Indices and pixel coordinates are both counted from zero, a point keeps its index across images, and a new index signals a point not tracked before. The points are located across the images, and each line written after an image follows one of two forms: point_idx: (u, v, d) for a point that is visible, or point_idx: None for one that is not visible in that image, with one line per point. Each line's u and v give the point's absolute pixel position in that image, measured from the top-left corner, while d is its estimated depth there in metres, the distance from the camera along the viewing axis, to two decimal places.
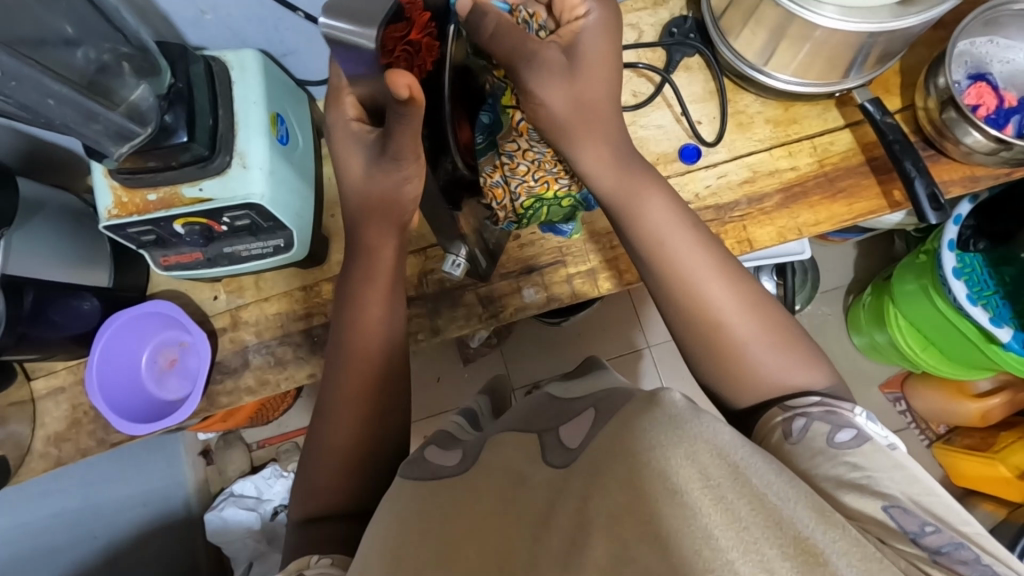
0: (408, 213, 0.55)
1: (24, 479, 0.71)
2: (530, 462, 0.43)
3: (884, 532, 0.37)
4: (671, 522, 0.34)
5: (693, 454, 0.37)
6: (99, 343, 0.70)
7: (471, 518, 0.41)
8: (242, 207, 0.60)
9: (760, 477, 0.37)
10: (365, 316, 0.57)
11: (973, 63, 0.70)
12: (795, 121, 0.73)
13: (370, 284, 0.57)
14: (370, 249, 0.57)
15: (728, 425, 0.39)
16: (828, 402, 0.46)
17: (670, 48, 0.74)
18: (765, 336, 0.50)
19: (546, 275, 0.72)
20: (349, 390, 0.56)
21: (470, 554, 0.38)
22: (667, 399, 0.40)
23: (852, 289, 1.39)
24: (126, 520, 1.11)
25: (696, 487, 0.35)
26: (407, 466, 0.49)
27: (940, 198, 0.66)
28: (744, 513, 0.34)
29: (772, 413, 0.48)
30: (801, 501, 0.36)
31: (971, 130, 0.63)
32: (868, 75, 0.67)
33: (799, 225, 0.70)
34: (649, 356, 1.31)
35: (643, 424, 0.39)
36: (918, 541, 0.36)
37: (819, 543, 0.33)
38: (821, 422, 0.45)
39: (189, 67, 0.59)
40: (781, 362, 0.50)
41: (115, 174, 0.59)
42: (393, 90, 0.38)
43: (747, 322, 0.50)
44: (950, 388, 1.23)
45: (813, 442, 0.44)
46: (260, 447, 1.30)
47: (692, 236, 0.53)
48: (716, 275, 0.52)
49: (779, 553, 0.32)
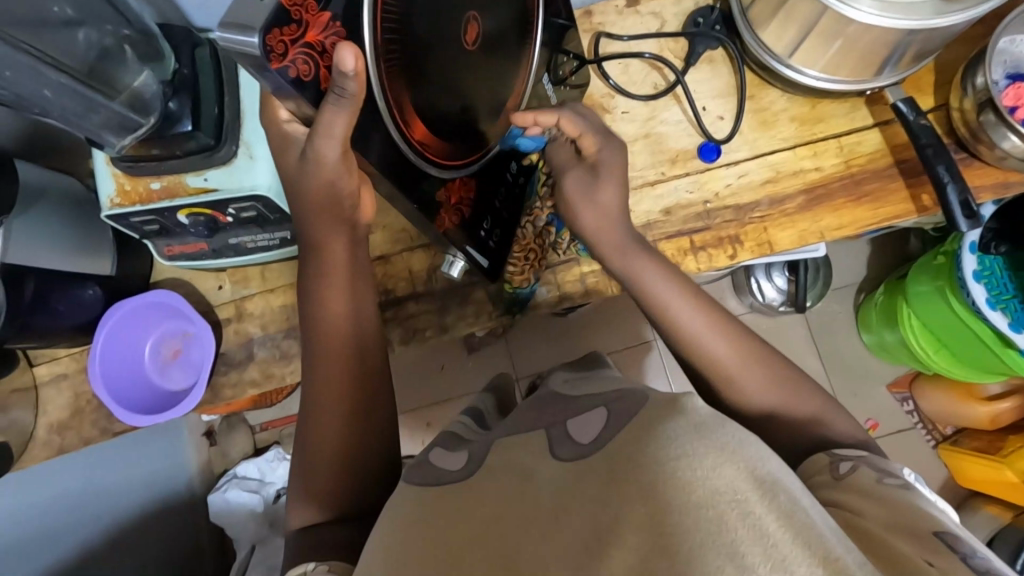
0: (353, 207, 0.51)
1: (27, 466, 0.71)
2: (537, 457, 0.42)
3: (930, 555, 0.35)
4: (695, 537, 0.33)
5: (720, 466, 0.35)
6: (102, 332, 0.69)
7: (485, 519, 0.39)
8: (249, 198, 0.57)
9: (791, 496, 0.35)
10: (327, 311, 0.55)
11: (1012, 62, 0.66)
12: (822, 119, 0.70)
13: (328, 278, 0.55)
14: (318, 246, 0.53)
15: (758, 438, 0.38)
16: (872, 458, 0.49)
17: (693, 39, 0.71)
18: (772, 386, 0.55)
19: (559, 274, 0.71)
20: (336, 392, 0.55)
21: (475, 563, 0.37)
22: (692, 405, 0.39)
23: (865, 287, 1.37)
24: (128, 501, 1.12)
25: (722, 500, 0.34)
26: (411, 470, 0.48)
27: (973, 206, 0.63)
28: (771, 529, 0.33)
29: (819, 457, 0.50)
30: (826, 522, 0.35)
31: (1008, 134, 0.61)
32: (902, 73, 0.64)
33: (821, 228, 0.68)
34: (656, 351, 1.30)
35: (669, 429, 0.38)
36: (967, 560, 0.35)
37: (849, 565, 0.31)
38: (868, 468, 0.47)
39: (194, 51, 0.56)
40: (786, 398, 0.56)
41: (117, 162, 0.56)
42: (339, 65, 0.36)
43: (755, 372, 0.55)
44: (959, 391, 1.21)
45: (863, 479, 0.46)
46: (262, 430, 1.33)
47: (680, 286, 0.57)
48: (688, 301, 0.57)
49: (808, 572, 0.31)
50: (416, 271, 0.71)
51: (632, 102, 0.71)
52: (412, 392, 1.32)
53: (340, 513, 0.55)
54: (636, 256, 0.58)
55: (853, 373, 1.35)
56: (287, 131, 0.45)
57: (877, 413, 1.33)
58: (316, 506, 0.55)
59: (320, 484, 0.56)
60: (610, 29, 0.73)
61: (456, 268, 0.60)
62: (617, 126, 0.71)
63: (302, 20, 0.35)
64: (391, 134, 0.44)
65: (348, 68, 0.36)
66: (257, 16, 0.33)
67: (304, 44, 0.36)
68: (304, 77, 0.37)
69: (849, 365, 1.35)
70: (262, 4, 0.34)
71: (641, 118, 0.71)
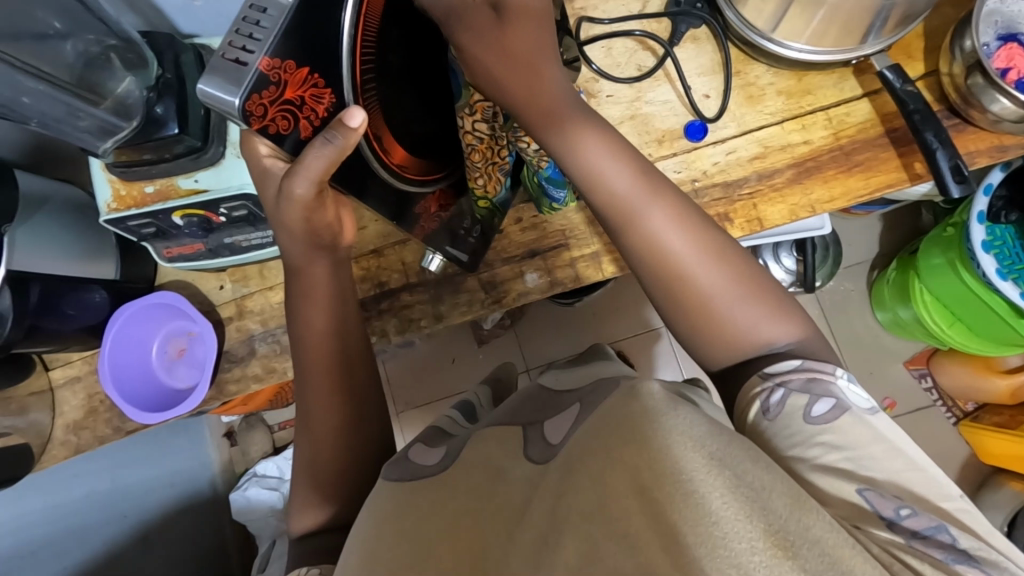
0: (322, 221, 0.52)
1: (47, 465, 0.74)
2: (510, 457, 0.45)
3: (859, 518, 0.39)
4: (638, 521, 0.35)
5: (666, 448, 0.37)
6: (110, 333, 0.71)
7: (446, 518, 0.42)
8: (238, 198, 0.59)
9: (741, 467, 0.37)
10: (313, 331, 0.57)
11: (1004, 23, 0.65)
12: (809, 91, 0.69)
13: (308, 303, 0.57)
14: (308, 276, 0.56)
15: (704, 418, 0.39)
16: (808, 369, 0.48)
17: (675, 18, 0.70)
18: (732, 287, 0.52)
19: (549, 259, 0.72)
20: (319, 393, 0.57)
21: (442, 554, 0.39)
22: (647, 390, 0.41)
23: (877, 264, 1.34)
24: (155, 500, 1.13)
25: (667, 482, 0.35)
26: (390, 466, 0.49)
27: (963, 171, 0.63)
28: (714, 507, 0.34)
29: (753, 382, 0.49)
30: (777, 488, 0.36)
31: (998, 96, 0.60)
32: (887, 40, 0.63)
33: (813, 201, 0.67)
34: (665, 338, 1.32)
35: (623, 414, 0.40)
36: (894, 525, 0.38)
37: (793, 535, 0.33)
38: (799, 394, 0.46)
39: (178, 56, 0.58)
40: (749, 315, 0.52)
41: (113, 168, 0.58)
42: (348, 119, 0.40)
43: (715, 274, 0.52)
44: (978, 365, 1.19)
45: (791, 419, 0.45)
46: (281, 429, 1.35)
47: (671, 198, 0.53)
48: (660, 204, 0.53)
49: (748, 547, 0.32)
50: (410, 262, 0.72)
51: (617, 84, 0.71)
52: (423, 386, 1.34)
53: (338, 500, 0.57)
54: (653, 179, 0.53)
55: (867, 351, 1.32)
56: (269, 165, 0.47)
57: (893, 390, 1.31)
58: (313, 494, 0.57)
59: (319, 471, 0.57)
60: (592, 13, 0.72)
61: (434, 262, 0.69)
62: (603, 110, 0.70)
63: (281, 81, 0.39)
64: (369, 161, 0.49)
65: (354, 125, 0.41)
66: (238, 82, 0.37)
67: (283, 101, 0.40)
68: (283, 130, 0.41)
69: (864, 343, 1.33)
70: (244, 71, 0.37)
71: (626, 100, 0.71)
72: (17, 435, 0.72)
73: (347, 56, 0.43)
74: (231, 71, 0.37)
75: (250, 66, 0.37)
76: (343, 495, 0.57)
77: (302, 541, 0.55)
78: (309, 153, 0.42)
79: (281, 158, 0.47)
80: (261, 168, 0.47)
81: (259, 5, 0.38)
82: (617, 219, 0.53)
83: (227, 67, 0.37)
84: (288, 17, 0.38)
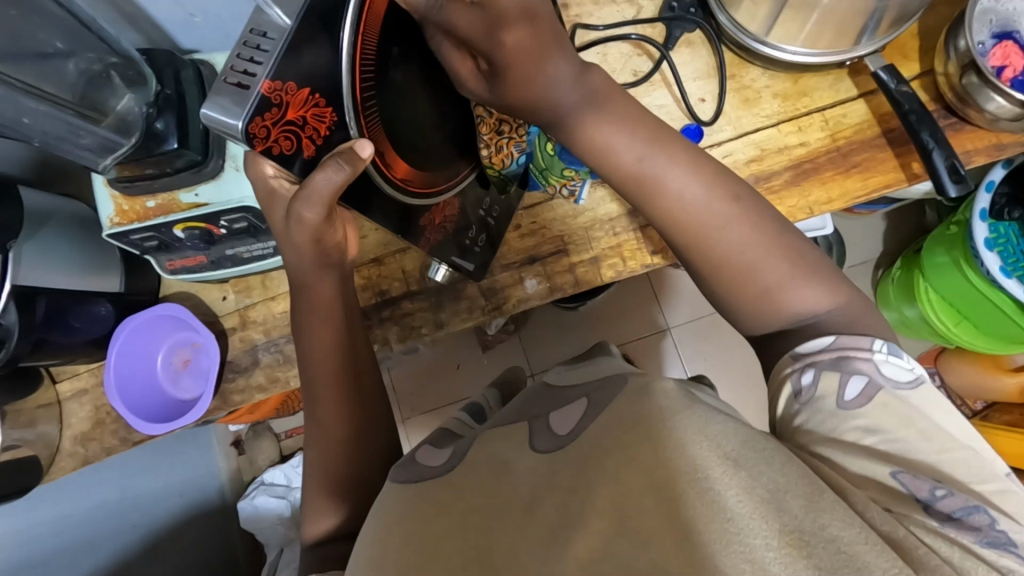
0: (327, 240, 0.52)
1: (56, 477, 0.75)
2: (517, 449, 0.45)
3: (893, 501, 0.40)
4: (652, 519, 0.36)
5: (682, 446, 0.38)
6: (116, 345, 0.72)
7: (453, 518, 0.42)
8: (238, 210, 0.60)
9: (755, 466, 0.37)
10: (318, 345, 0.58)
11: (999, 21, 0.65)
12: (805, 93, 0.69)
13: (312, 316, 0.57)
14: (311, 289, 0.56)
15: (720, 418, 0.40)
16: (841, 346, 0.46)
17: (670, 23, 0.71)
18: (755, 245, 0.51)
19: (548, 264, 0.72)
20: (328, 405, 0.58)
21: (450, 556, 0.39)
22: (661, 389, 0.43)
23: (882, 263, 1.34)
24: (165, 509, 1.14)
25: (683, 479, 0.37)
26: (397, 469, 0.50)
27: (960, 170, 0.63)
28: (729, 504, 0.35)
29: (783, 362, 0.49)
30: (793, 489, 0.36)
31: (993, 95, 0.61)
32: (882, 41, 0.62)
33: (810, 203, 0.67)
34: (670, 339, 1.32)
35: (634, 412, 0.42)
36: (931, 508, 0.38)
37: (807, 529, 0.34)
38: (829, 375, 0.46)
39: (178, 72, 0.59)
40: (775, 272, 0.51)
41: (116, 183, 0.60)
42: (358, 149, 0.42)
43: (740, 228, 0.51)
44: (986, 363, 1.18)
45: (821, 403, 0.45)
46: (288, 437, 1.40)
47: (704, 166, 0.53)
48: (699, 177, 0.52)
49: (763, 542, 0.33)
50: (410, 270, 0.73)
51: None
52: (428, 392, 1.34)
53: (344, 513, 0.57)
54: (674, 153, 0.52)
55: None
56: (274, 185, 0.48)
57: None
58: (317, 504, 0.58)
59: (323, 480, 0.58)
60: (587, 20, 0.72)
61: (439, 271, 0.68)
62: None
63: (282, 102, 0.39)
64: (373, 178, 0.47)
65: (364, 154, 0.42)
66: (241, 104, 0.38)
67: (285, 122, 0.40)
68: (287, 150, 0.42)
69: None
70: (246, 94, 0.38)
71: None
72: (26, 447, 0.72)
73: (348, 69, 0.42)
74: (235, 94, 0.38)
75: (253, 89, 0.38)
76: (347, 503, 0.58)
77: (308, 551, 0.56)
78: (316, 175, 0.43)
79: (286, 179, 0.47)
80: (268, 188, 0.48)
81: (260, 27, 0.39)
82: (645, 195, 0.53)
83: (230, 92, 0.38)
84: (288, 39, 0.39)
